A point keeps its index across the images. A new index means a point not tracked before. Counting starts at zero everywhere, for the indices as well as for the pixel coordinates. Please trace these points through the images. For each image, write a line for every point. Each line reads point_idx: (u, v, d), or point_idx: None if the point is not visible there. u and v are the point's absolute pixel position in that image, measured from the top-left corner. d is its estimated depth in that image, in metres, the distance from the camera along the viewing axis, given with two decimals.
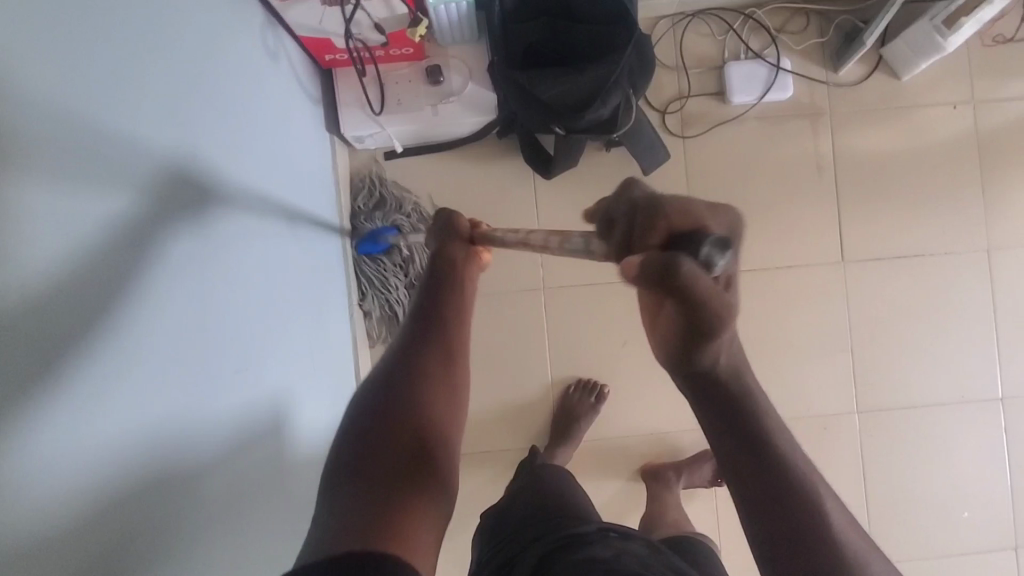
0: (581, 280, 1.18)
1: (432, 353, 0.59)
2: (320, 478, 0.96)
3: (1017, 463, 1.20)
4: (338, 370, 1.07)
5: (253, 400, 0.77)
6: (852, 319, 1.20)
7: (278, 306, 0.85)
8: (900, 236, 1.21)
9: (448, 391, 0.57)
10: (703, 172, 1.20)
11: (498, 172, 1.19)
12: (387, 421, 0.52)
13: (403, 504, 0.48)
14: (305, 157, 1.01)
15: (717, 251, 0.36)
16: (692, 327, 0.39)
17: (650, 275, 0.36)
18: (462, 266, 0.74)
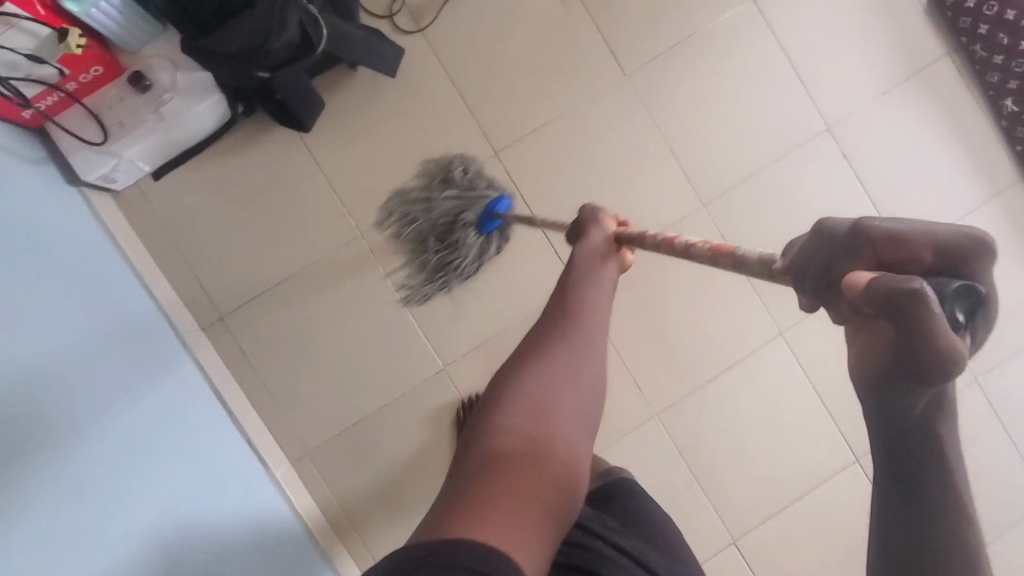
0: (391, 210, 1.16)
1: (563, 351, 0.54)
2: (220, 512, 0.96)
3: (868, 179, 1.21)
4: (207, 410, 1.05)
5: (126, 507, 0.79)
6: (659, 123, 1.20)
7: (88, 388, 0.84)
8: (666, 25, 1.19)
9: (574, 382, 0.53)
10: (457, 56, 1.17)
11: (263, 148, 1.13)
12: (516, 414, 0.50)
13: (506, 484, 0.45)
14: (59, 221, 0.96)
15: (960, 299, 0.29)
16: (921, 372, 0.30)
17: (872, 299, 0.30)
18: (589, 255, 0.68)
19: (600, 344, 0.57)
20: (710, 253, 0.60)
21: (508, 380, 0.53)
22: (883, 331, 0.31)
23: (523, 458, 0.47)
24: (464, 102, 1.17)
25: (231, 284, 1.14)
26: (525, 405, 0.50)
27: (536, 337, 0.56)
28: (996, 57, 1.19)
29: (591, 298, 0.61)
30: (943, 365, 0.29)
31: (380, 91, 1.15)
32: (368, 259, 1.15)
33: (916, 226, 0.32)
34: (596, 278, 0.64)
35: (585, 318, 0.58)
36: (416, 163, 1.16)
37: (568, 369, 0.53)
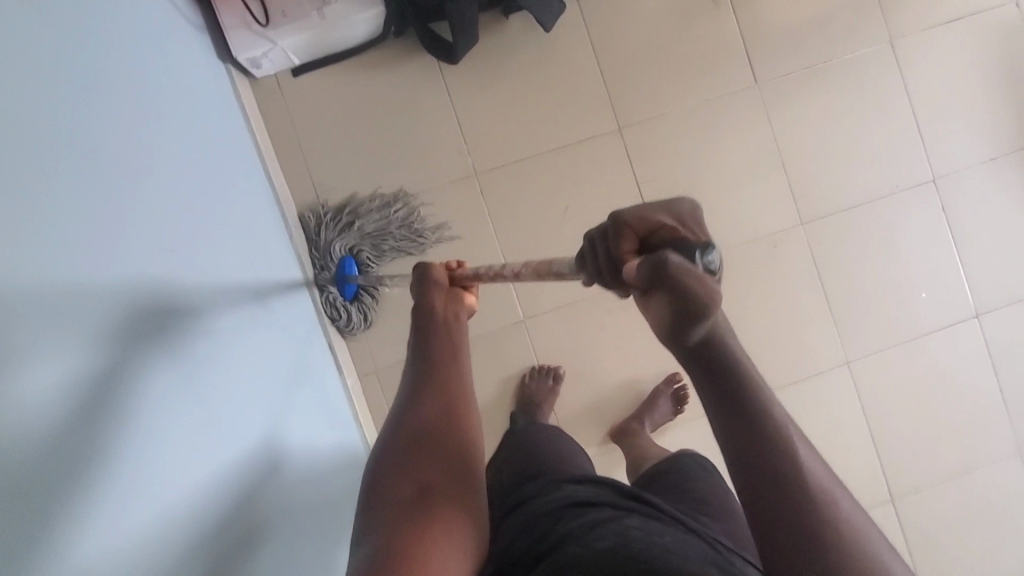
0: (509, 158, 1.19)
1: (435, 396, 0.62)
2: (310, 424, 0.97)
3: (961, 236, 1.25)
4: (308, 328, 1.06)
5: (231, 376, 0.79)
6: (778, 137, 1.23)
7: (233, 288, 0.87)
8: (805, 47, 1.24)
9: (452, 423, 0.61)
10: (604, 28, 1.20)
11: (404, 69, 1.16)
12: (400, 479, 0.55)
13: (410, 534, 0.51)
14: (218, 117, 0.99)
15: (708, 250, 0.39)
16: (690, 308, 0.38)
17: (645, 271, 0.38)
18: (436, 303, 0.75)
19: (466, 378, 0.66)
20: (530, 271, 0.67)
21: (388, 449, 0.58)
22: (661, 298, 0.38)
23: (419, 509, 0.54)
24: (600, 73, 1.20)
25: (342, 192, 1.16)
26: (403, 466, 0.57)
27: (406, 398, 0.63)
28: None
29: (445, 339, 0.69)
30: (696, 294, 0.37)
31: (526, 43, 1.18)
32: (475, 199, 1.18)
33: (653, 205, 0.42)
34: (440, 318, 0.73)
35: (443, 361, 0.66)
36: (542, 120, 1.19)
37: (445, 409, 0.61)
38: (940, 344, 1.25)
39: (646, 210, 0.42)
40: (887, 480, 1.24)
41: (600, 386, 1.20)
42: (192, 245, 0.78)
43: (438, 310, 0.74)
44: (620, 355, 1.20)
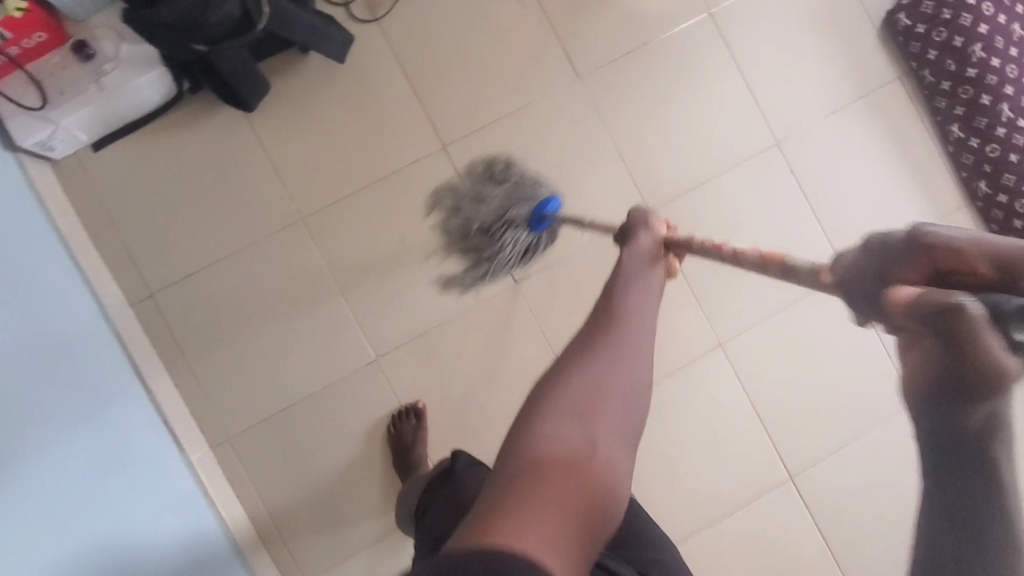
0: (333, 197, 1.15)
1: (603, 342, 0.47)
2: (142, 515, 0.93)
3: (813, 196, 1.23)
4: (138, 408, 1.03)
5: (66, 506, 0.80)
6: (609, 127, 1.20)
7: (40, 396, 0.83)
8: (621, 32, 1.20)
9: (623, 371, 0.46)
10: (409, 48, 1.16)
11: (207, 125, 1.12)
12: (565, 412, 0.42)
13: (533, 494, 0.38)
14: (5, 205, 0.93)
15: (1023, 324, 0.34)
16: (960, 375, 0.37)
17: (930, 319, 0.37)
18: (626, 258, 0.61)
19: (646, 323, 0.51)
20: (758, 260, 0.65)
21: (551, 380, 0.45)
22: (934, 352, 0.38)
23: (570, 455, 0.40)
24: (414, 95, 1.17)
25: (164, 260, 1.12)
26: (567, 399, 0.43)
27: (581, 332, 0.49)
28: (944, 83, 1.18)
29: (643, 287, 0.55)
30: (979, 362, 0.36)
31: (331, 78, 1.14)
32: (305, 245, 1.14)
33: (963, 238, 0.40)
34: (638, 270, 0.59)
35: (620, 311, 0.51)
36: (361, 152, 1.16)
37: (602, 363, 0.46)
38: (827, 302, 1.22)
39: (959, 241, 0.40)
40: (779, 454, 1.21)
41: (467, 415, 1.16)
42: (14, 388, 0.78)
43: (627, 262, 0.61)
44: (482, 379, 1.16)
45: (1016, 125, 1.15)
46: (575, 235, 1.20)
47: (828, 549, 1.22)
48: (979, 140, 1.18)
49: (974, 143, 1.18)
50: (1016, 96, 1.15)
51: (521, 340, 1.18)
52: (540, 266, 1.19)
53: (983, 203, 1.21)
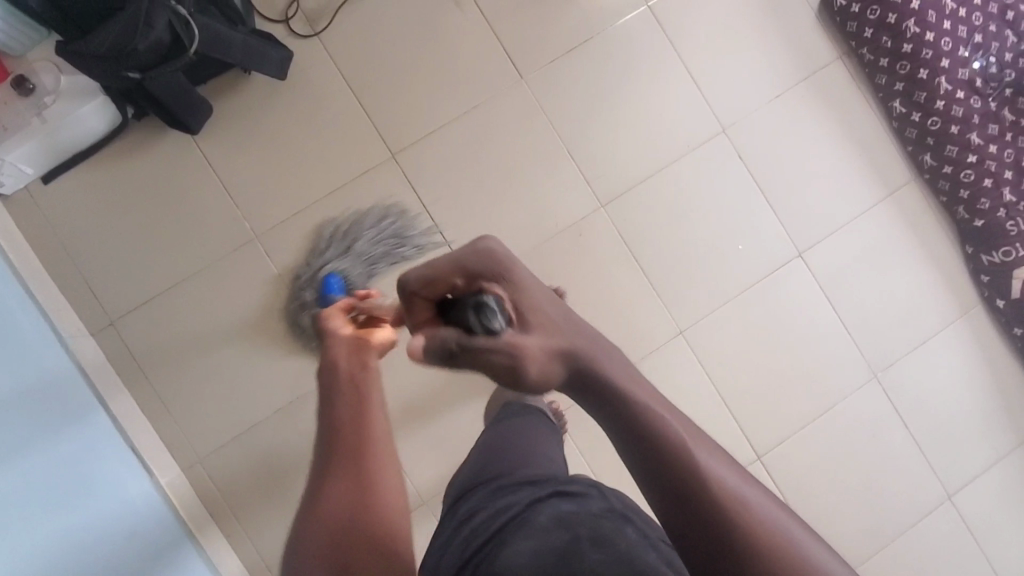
0: (286, 212, 1.16)
1: (339, 456, 0.56)
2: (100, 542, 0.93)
3: (763, 179, 1.24)
4: (98, 433, 1.03)
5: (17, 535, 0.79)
6: (556, 124, 1.21)
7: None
8: (562, 29, 1.21)
9: (365, 467, 0.55)
10: (351, 60, 1.17)
11: (156, 150, 1.13)
12: (331, 540, 0.51)
13: None
14: None
15: (493, 305, 0.47)
16: (505, 371, 0.46)
17: (438, 351, 0.47)
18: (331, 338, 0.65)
19: (371, 412, 0.58)
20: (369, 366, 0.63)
21: (309, 522, 0.52)
22: (470, 366, 0.47)
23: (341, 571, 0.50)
24: (359, 107, 1.18)
25: (121, 287, 1.13)
26: (326, 529, 0.52)
27: (319, 472, 0.56)
28: (882, 60, 1.20)
29: (360, 373, 0.61)
30: (498, 355, 0.46)
31: (275, 95, 1.15)
32: (260, 262, 1.15)
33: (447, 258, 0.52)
34: (349, 362, 0.62)
35: (343, 416, 0.58)
36: (310, 166, 1.17)
37: (345, 472, 0.55)
38: (800, 274, 1.24)
39: (433, 267, 0.52)
40: (747, 438, 1.21)
41: (433, 419, 1.16)
42: None
43: (343, 357, 0.63)
44: (446, 383, 1.17)
45: (955, 97, 1.17)
46: (529, 235, 1.20)
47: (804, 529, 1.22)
48: (920, 114, 1.19)
49: (915, 118, 1.20)
50: (953, 69, 1.16)
51: None
52: None
53: (928, 175, 1.23)
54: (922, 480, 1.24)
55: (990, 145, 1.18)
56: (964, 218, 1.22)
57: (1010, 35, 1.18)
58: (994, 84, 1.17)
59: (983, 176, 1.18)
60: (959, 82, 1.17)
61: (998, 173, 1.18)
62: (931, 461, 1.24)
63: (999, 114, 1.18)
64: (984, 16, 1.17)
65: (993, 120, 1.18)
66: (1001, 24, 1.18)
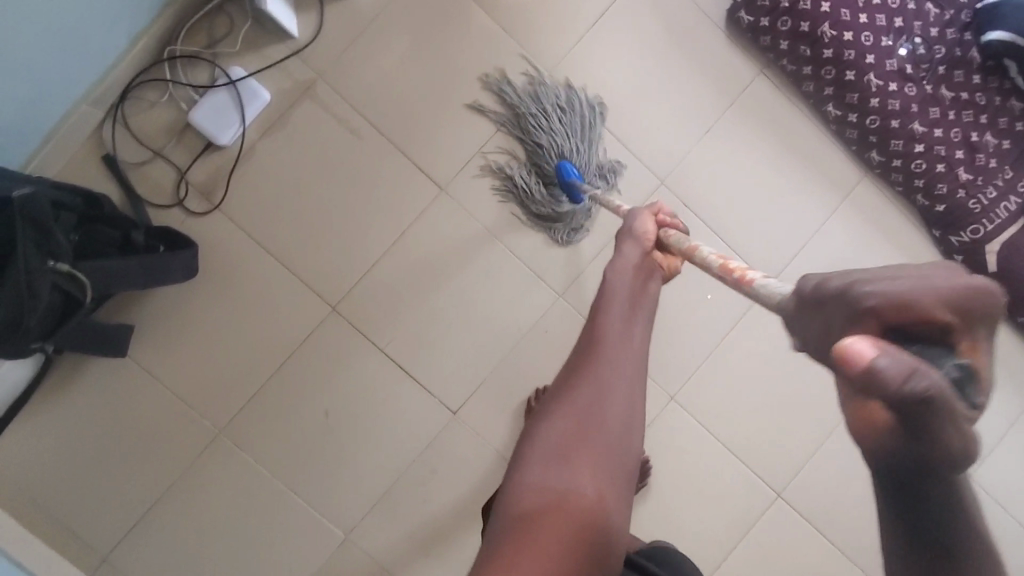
0: (243, 397, 1.10)
1: (598, 369, 0.62)
2: None
3: (715, 218, 1.18)
4: None
5: None
6: (491, 224, 1.14)
7: None
8: (469, 124, 1.13)
9: (611, 392, 0.61)
10: (260, 223, 1.09)
11: (92, 375, 1.07)
12: (552, 466, 0.56)
13: (512, 533, 0.52)
14: None
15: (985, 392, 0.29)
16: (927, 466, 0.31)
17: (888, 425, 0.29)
18: (631, 251, 0.74)
19: (637, 326, 0.66)
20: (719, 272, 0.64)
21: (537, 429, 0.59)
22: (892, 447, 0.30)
23: (566, 490, 0.55)
24: (284, 269, 1.10)
25: (102, 519, 1.08)
26: (553, 453, 0.57)
27: (561, 380, 0.63)
28: (805, 69, 1.13)
29: (630, 283, 0.70)
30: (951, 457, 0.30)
31: (193, 284, 1.08)
32: (232, 456, 1.10)
33: (944, 284, 0.29)
34: (631, 284, 0.70)
35: (607, 337, 0.64)
36: (253, 345, 1.10)
37: (599, 391, 0.60)
38: None
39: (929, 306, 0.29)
40: (764, 480, 1.19)
41: (452, 557, 1.13)
42: None
43: (628, 274, 0.71)
44: (455, 517, 1.13)
45: (890, 90, 1.10)
46: (496, 346, 1.14)
47: (842, 551, 1.21)
48: (858, 114, 1.13)
49: (853, 118, 1.14)
50: (880, 62, 1.09)
51: (480, 467, 1.14)
52: (471, 390, 1.14)
53: (880, 169, 1.18)
54: None
55: (935, 129, 1.12)
56: (925, 205, 1.17)
57: (930, 8, 1.11)
58: (925, 65, 1.11)
59: (935, 162, 1.13)
60: (890, 74, 1.10)
61: (949, 155, 1.13)
62: None
63: (937, 94, 1.12)
64: None
65: (933, 102, 1.12)
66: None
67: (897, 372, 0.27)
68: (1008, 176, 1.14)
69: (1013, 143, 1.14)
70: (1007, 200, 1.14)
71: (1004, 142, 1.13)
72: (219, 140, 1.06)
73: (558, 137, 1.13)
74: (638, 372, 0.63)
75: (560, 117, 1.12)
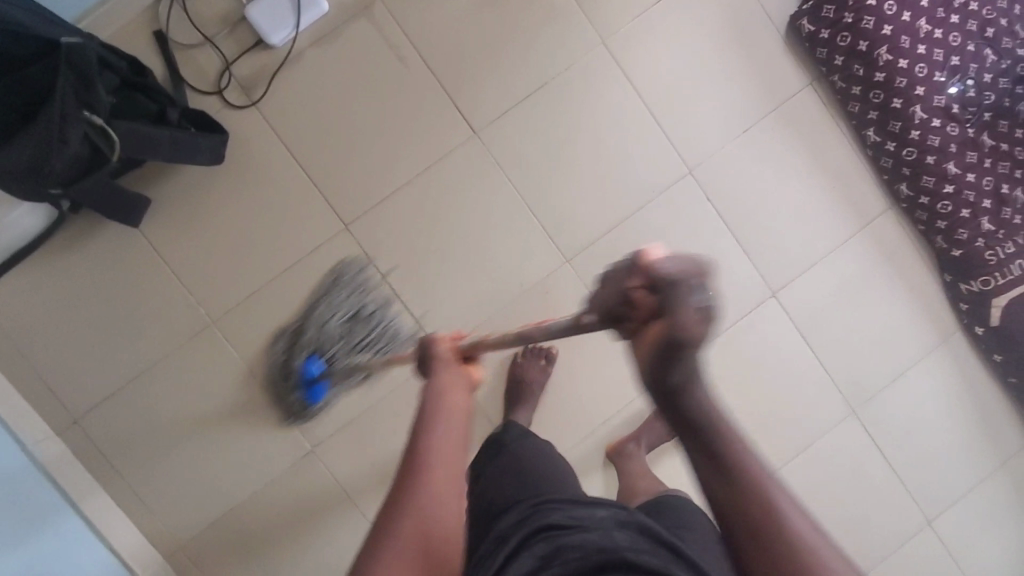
0: (241, 294, 1.11)
1: (413, 518, 0.51)
2: None
3: (734, 220, 1.19)
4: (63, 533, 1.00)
5: None
6: (515, 178, 1.15)
7: None
8: (514, 76, 1.14)
9: (433, 531, 0.51)
10: (293, 129, 1.10)
11: (101, 240, 1.09)
12: None
13: None
14: None
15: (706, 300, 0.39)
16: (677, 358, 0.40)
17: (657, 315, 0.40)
18: (444, 381, 0.63)
19: (457, 449, 0.57)
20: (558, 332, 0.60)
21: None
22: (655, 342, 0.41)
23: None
24: (306, 177, 1.11)
25: (81, 382, 1.10)
26: None
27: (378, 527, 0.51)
28: (854, 89, 1.13)
29: (449, 411, 0.59)
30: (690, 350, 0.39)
31: (215, 173, 1.10)
32: (218, 348, 1.11)
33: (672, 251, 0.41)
34: (450, 393, 0.61)
35: (427, 475, 0.53)
36: (261, 245, 1.11)
37: (408, 543, 0.50)
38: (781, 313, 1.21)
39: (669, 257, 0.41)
40: None
41: None
42: None
43: (445, 388, 0.62)
44: None
45: (931, 126, 1.11)
46: (495, 297, 1.16)
47: None
48: (896, 143, 1.13)
49: (890, 147, 1.14)
50: (929, 96, 1.10)
51: None
52: (463, 334, 1.15)
53: (905, 204, 1.18)
54: (903, 508, 1.25)
55: (968, 173, 1.12)
56: (943, 247, 1.18)
57: (989, 54, 1.11)
58: (972, 108, 1.11)
59: (961, 206, 1.14)
60: (936, 110, 1.11)
61: (977, 202, 1.13)
62: (911, 489, 1.25)
63: (978, 140, 1.12)
64: (960, 36, 1.11)
65: (972, 147, 1.12)
66: (979, 42, 1.11)
67: (667, 271, 0.39)
68: None
69: None
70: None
71: None
72: (270, 39, 1.07)
73: (341, 347, 1.13)
74: (457, 491, 0.54)
75: (354, 292, 1.12)
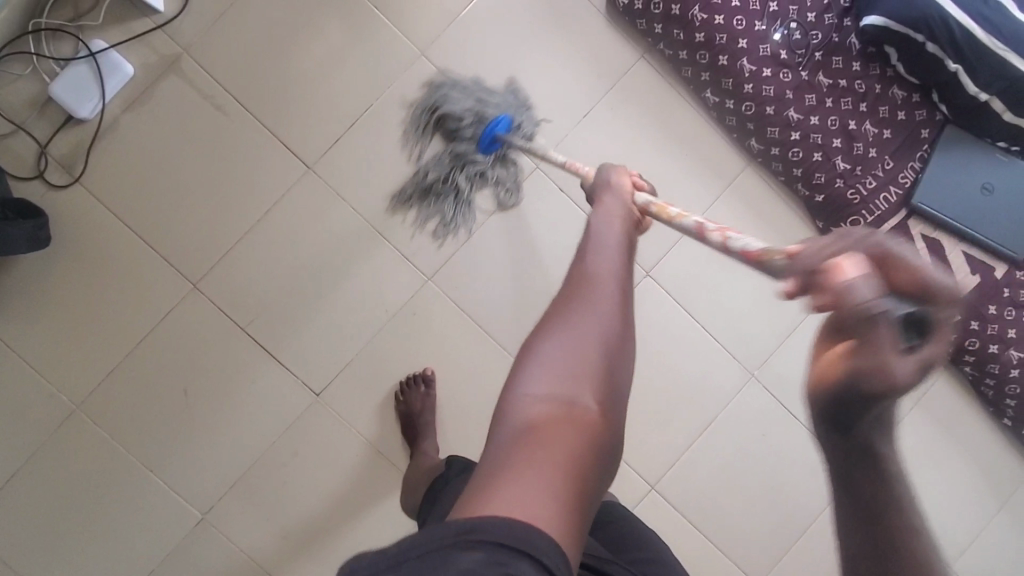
0: (101, 373, 1.09)
1: (587, 295, 0.54)
2: None
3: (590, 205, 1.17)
4: None
5: None
6: (360, 205, 1.13)
7: None
8: (340, 103, 1.12)
9: (617, 317, 0.53)
10: (122, 198, 1.08)
11: None
12: (546, 372, 0.49)
13: (517, 450, 0.46)
14: None
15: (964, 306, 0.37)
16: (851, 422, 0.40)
17: (867, 384, 0.37)
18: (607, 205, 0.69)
19: (628, 253, 0.61)
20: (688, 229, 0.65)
21: (534, 336, 0.52)
22: (857, 398, 0.38)
23: (563, 403, 0.48)
24: (146, 244, 1.09)
25: None
26: (544, 366, 0.50)
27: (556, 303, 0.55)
28: (682, 53, 1.11)
29: (614, 232, 0.63)
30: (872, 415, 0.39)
31: (50, 257, 1.07)
32: (87, 433, 1.08)
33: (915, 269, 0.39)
34: (620, 228, 0.64)
35: (595, 274, 0.57)
36: (112, 320, 1.09)
37: (570, 338, 0.51)
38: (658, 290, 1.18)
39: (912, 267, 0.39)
40: (637, 472, 1.18)
41: (315, 541, 1.12)
42: None
43: (624, 216, 0.67)
44: (318, 499, 1.12)
45: (763, 76, 1.08)
46: (363, 329, 1.13)
47: (716, 547, 1.19)
48: (734, 100, 1.10)
49: (731, 105, 1.11)
50: (753, 47, 1.07)
51: (345, 450, 1.13)
52: (337, 372, 1.13)
53: (761, 158, 1.15)
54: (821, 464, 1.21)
55: (811, 117, 1.10)
56: (806, 195, 1.14)
57: None
58: (802, 51, 1.09)
59: (812, 150, 1.11)
60: (764, 59, 1.08)
61: (827, 144, 1.10)
62: None
63: (814, 82, 1.10)
64: None
65: (809, 89, 1.09)
66: None
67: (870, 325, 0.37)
68: (887, 166, 1.12)
69: (893, 133, 1.12)
70: (886, 191, 1.12)
71: (883, 132, 1.11)
72: (78, 113, 1.05)
73: (454, 168, 1.12)
74: (630, 303, 0.55)
75: (476, 92, 1.10)
